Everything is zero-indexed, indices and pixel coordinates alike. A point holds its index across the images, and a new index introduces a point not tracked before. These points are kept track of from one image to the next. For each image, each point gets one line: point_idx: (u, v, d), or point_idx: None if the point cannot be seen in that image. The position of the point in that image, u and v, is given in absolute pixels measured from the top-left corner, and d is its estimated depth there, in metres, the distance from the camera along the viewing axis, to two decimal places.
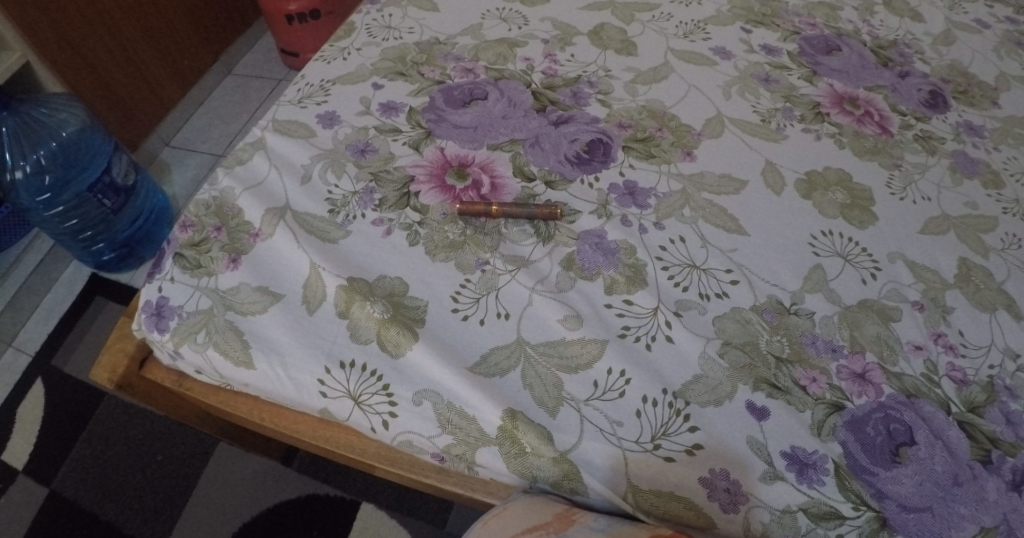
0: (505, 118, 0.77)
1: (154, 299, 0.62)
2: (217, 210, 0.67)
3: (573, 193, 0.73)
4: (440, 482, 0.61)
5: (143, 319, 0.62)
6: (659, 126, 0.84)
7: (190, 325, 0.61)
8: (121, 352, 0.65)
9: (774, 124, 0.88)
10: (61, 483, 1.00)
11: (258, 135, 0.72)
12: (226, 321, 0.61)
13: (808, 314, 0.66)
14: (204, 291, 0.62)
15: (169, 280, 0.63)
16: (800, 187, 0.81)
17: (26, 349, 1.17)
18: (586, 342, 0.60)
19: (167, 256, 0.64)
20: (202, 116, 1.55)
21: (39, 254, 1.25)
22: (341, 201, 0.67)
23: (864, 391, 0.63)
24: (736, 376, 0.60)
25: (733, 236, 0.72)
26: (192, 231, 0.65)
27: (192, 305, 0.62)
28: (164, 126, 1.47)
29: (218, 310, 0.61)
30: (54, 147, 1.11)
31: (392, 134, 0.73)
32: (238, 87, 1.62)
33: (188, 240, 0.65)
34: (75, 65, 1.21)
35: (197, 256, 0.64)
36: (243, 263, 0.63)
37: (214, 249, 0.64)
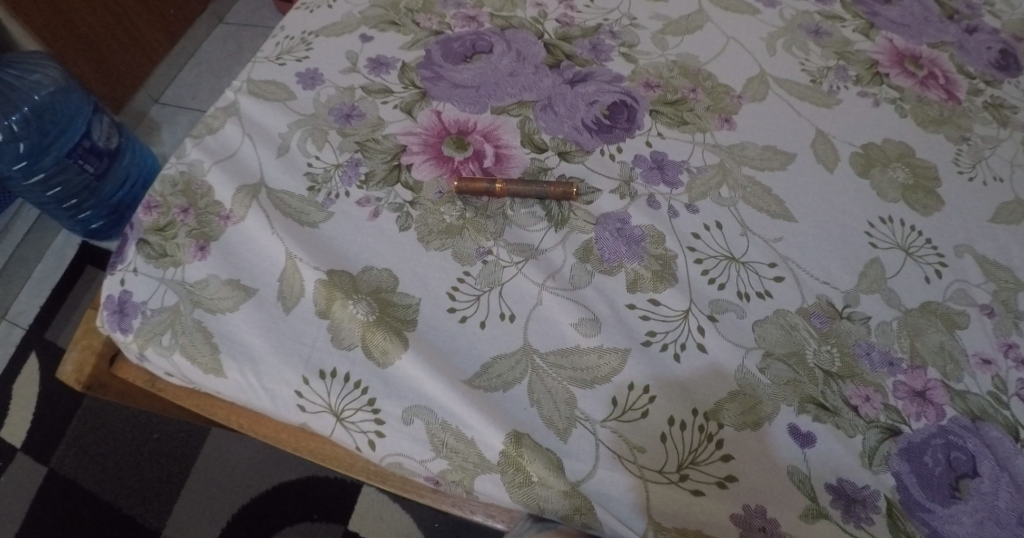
0: (512, 76, 0.66)
1: (115, 294, 0.53)
2: (185, 188, 0.57)
3: (591, 167, 0.63)
4: (435, 502, 0.54)
5: (105, 317, 0.53)
6: (692, 86, 0.72)
7: (154, 325, 0.52)
8: (88, 349, 0.57)
9: (826, 86, 0.76)
10: (60, 461, 0.96)
11: (231, 99, 0.62)
12: (194, 321, 0.52)
13: (862, 319, 0.57)
14: (171, 285, 0.53)
15: (132, 272, 0.54)
16: (855, 162, 0.70)
17: (20, 321, 1.07)
18: (604, 351, 0.51)
19: (130, 243, 0.55)
20: (192, 70, 1.42)
21: (27, 223, 1.12)
22: (321, 175, 0.57)
23: (923, 413, 0.54)
24: (779, 395, 0.52)
25: (778, 222, 0.62)
26: (157, 213, 0.56)
27: (157, 301, 0.53)
28: (152, 82, 1.34)
29: (185, 307, 0.53)
30: (26, 111, 0.97)
31: (381, 96, 0.62)
32: (230, 39, 1.48)
33: (153, 224, 0.56)
34: (56, 25, 1.07)
35: (163, 243, 0.55)
36: (213, 251, 0.54)
37: (181, 235, 0.55)
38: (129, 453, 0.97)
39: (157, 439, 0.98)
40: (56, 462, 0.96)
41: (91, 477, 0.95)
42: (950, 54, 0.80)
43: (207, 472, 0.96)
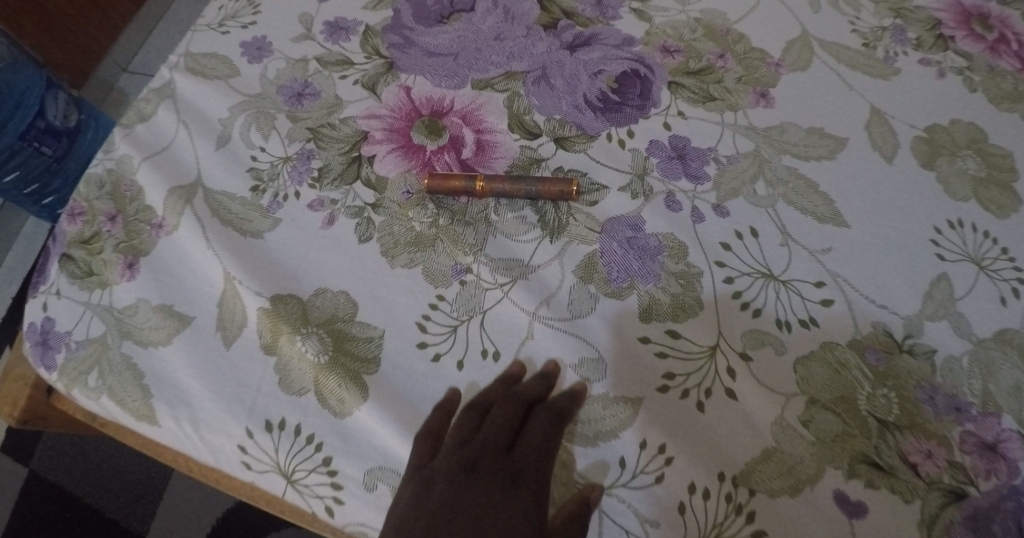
0: (497, 40, 0.55)
1: (37, 322, 0.45)
2: (112, 191, 0.47)
3: (595, 156, 0.52)
4: None
5: (28, 350, 0.45)
6: (720, 52, 0.60)
7: (79, 361, 0.44)
8: (20, 381, 0.48)
9: (881, 50, 0.63)
10: (39, 463, 0.88)
11: (167, 77, 0.51)
12: (123, 356, 0.44)
13: (926, 354, 0.47)
14: (97, 311, 0.45)
15: (54, 295, 0.45)
16: (917, 149, 0.58)
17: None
18: (610, 401, 0.42)
19: (53, 259, 0.46)
20: (163, 34, 1.10)
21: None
22: (267, 172, 0.47)
23: (994, 471, 0.44)
24: (823, 455, 0.42)
25: (825, 227, 0.51)
26: (82, 222, 0.47)
27: (83, 331, 0.44)
28: (118, 46, 1.04)
29: (114, 339, 0.44)
30: None
31: (339, 68, 0.51)
32: None
33: (77, 235, 0.46)
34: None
35: (88, 259, 0.46)
36: (143, 270, 0.45)
37: (107, 249, 0.46)
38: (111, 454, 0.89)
39: None
40: (35, 463, 0.88)
41: (71, 479, 0.87)
42: None
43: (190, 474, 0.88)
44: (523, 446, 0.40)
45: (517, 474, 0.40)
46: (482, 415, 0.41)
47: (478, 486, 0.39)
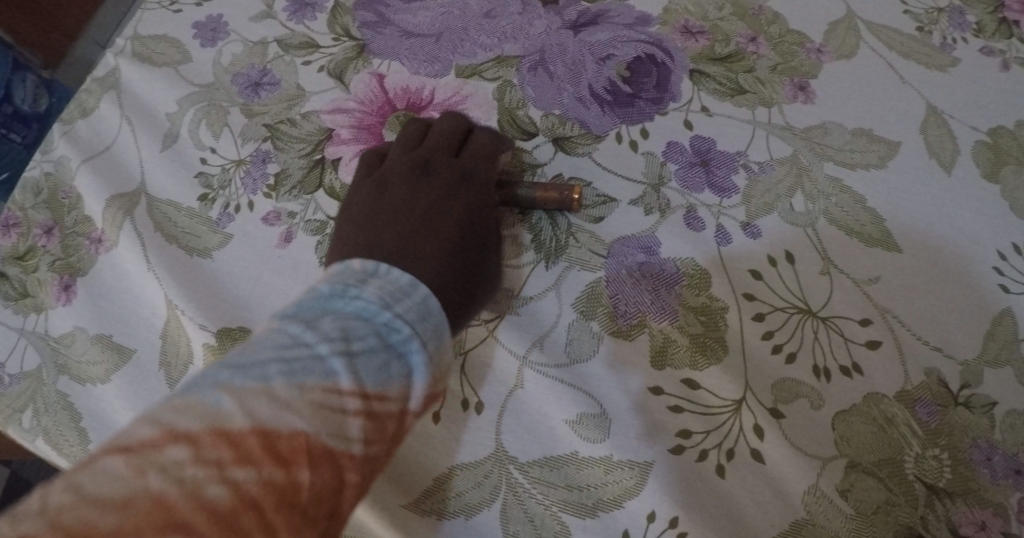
0: (489, 18, 0.47)
1: None
2: (49, 198, 0.41)
3: (603, 163, 0.44)
4: None
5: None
6: (752, 35, 0.52)
7: (12, 398, 0.38)
8: None
9: (938, 36, 0.54)
10: None
11: (111, 64, 0.44)
12: (58, 394, 0.38)
13: (985, 407, 0.40)
14: (31, 338, 0.39)
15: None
16: (981, 155, 0.50)
17: None
18: (615, 464, 0.36)
19: None
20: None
21: None
22: (218, 178, 0.40)
23: None
24: (863, 531, 0.36)
25: (871, 252, 0.44)
26: (17, 235, 0.41)
27: (16, 363, 0.39)
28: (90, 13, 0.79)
29: (49, 373, 0.38)
30: None
31: (303, 51, 0.44)
32: None
33: (12, 251, 0.40)
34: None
35: (23, 277, 0.40)
36: (79, 292, 0.39)
37: (42, 267, 0.40)
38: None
39: None
40: None
41: None
42: None
43: None
44: (471, 150, 0.41)
45: (470, 172, 0.40)
46: (426, 129, 0.42)
47: (432, 182, 0.40)
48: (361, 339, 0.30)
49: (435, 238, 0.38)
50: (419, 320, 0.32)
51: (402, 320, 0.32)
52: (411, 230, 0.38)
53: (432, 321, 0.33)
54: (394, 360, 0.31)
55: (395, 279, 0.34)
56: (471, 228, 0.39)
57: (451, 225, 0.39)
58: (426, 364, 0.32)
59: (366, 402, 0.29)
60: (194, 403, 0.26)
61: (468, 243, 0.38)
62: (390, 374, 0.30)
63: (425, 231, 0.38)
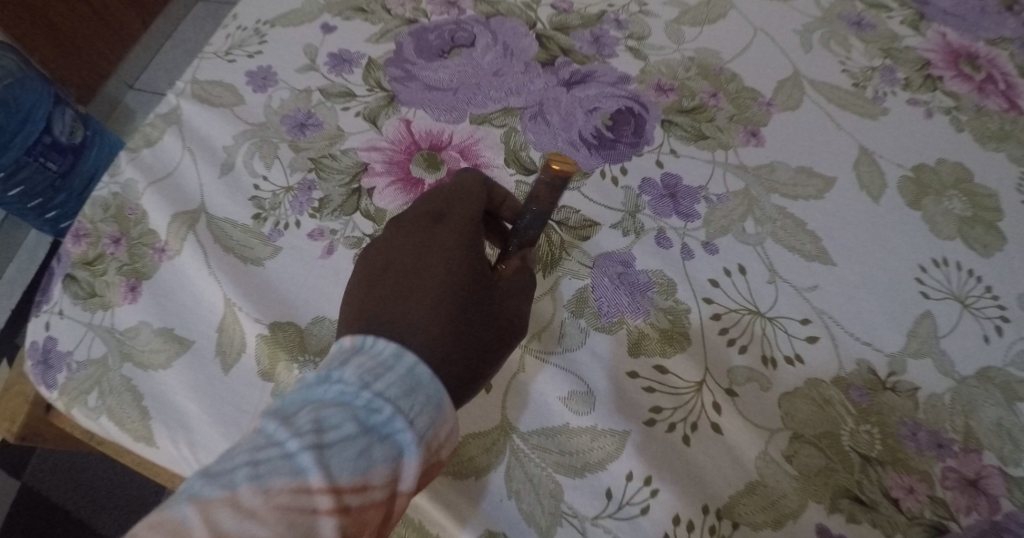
0: (497, 76, 0.57)
1: (39, 340, 0.46)
2: (117, 213, 0.49)
3: (589, 194, 0.53)
4: None
5: (29, 368, 0.46)
6: (713, 91, 0.62)
7: (79, 382, 0.45)
8: (20, 396, 0.49)
9: (870, 90, 0.67)
10: (34, 476, 0.90)
11: (173, 103, 0.53)
12: (123, 377, 0.45)
13: (909, 391, 0.48)
14: (98, 332, 0.46)
15: (56, 314, 0.46)
16: (905, 188, 0.60)
17: None
18: (599, 432, 0.43)
19: (56, 279, 0.48)
20: (171, 53, 1.25)
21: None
22: (270, 201, 0.49)
23: (974, 505, 0.46)
24: (808, 489, 0.43)
25: (812, 265, 0.53)
26: (87, 244, 0.48)
27: (83, 351, 0.46)
28: (124, 66, 1.19)
29: (114, 361, 0.45)
30: None
31: (342, 100, 0.53)
32: (210, 15, 1.27)
33: (82, 257, 0.48)
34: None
35: (92, 280, 0.47)
36: (145, 293, 0.47)
37: (111, 272, 0.47)
38: (100, 469, 0.91)
39: None
40: (29, 476, 0.90)
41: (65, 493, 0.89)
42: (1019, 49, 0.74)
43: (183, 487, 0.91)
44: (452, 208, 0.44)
45: (452, 223, 0.43)
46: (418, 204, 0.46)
47: (418, 243, 0.43)
48: (340, 428, 0.34)
49: (423, 293, 0.40)
50: (403, 396, 0.35)
51: (383, 398, 0.35)
52: (401, 292, 0.40)
53: (419, 393, 0.36)
54: (375, 444, 0.34)
55: (380, 353, 0.37)
56: (459, 277, 0.41)
57: (439, 278, 0.41)
58: (410, 444, 0.35)
59: (340, 496, 0.33)
60: (167, 518, 0.30)
61: (457, 291, 0.41)
62: (369, 462, 0.34)
63: (415, 285, 0.41)
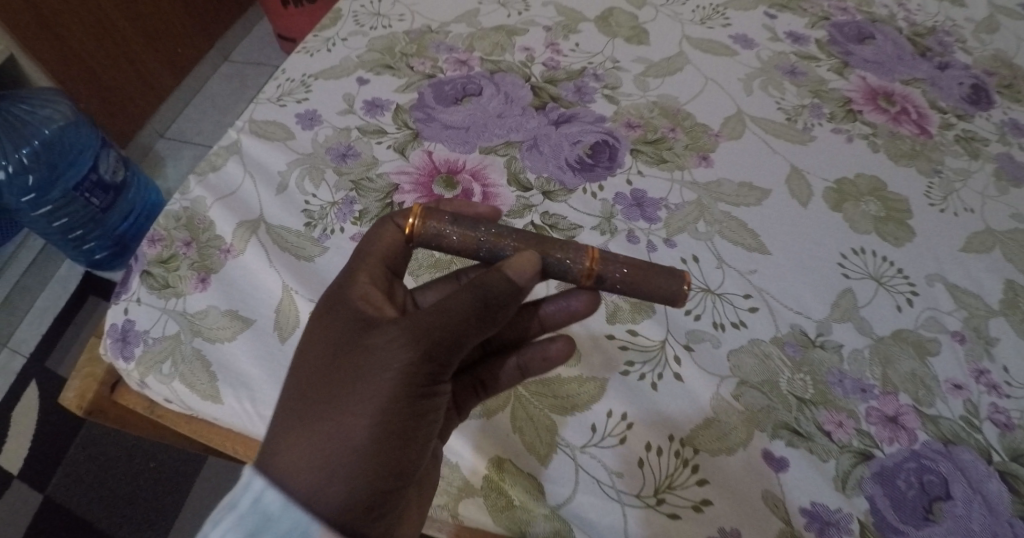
0: (500, 117, 0.71)
1: (119, 323, 0.57)
2: (187, 223, 0.61)
3: (573, 204, 0.66)
4: None
5: (108, 345, 0.57)
6: (672, 126, 0.77)
7: (155, 353, 0.56)
8: (91, 378, 0.60)
9: (801, 123, 0.82)
10: (55, 490, 1.01)
11: (234, 137, 0.66)
12: (193, 349, 0.56)
13: (835, 347, 0.60)
14: (172, 315, 0.57)
15: (135, 302, 0.58)
16: (829, 197, 0.73)
17: (21, 349, 1.14)
18: (585, 381, 0.54)
19: (134, 275, 0.59)
20: (199, 104, 1.49)
21: (32, 252, 1.21)
22: (318, 212, 0.61)
23: (895, 437, 0.56)
24: (752, 421, 0.54)
25: (753, 255, 0.65)
26: (161, 246, 0.60)
27: (159, 330, 0.57)
28: (156, 119, 1.39)
29: (185, 337, 0.56)
30: (37, 145, 1.05)
31: (376, 136, 0.67)
32: (234, 78, 1.53)
33: (156, 256, 0.60)
34: (26, 13, 1.04)
35: (166, 275, 0.59)
36: (213, 283, 0.58)
37: (183, 267, 0.59)
38: (122, 483, 1.02)
39: (154, 467, 1.04)
40: (52, 489, 1.01)
41: (86, 506, 1.00)
42: (928, 88, 0.92)
43: (201, 497, 1.02)
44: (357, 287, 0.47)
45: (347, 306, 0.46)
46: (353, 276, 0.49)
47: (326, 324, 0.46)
48: None
49: (309, 389, 0.43)
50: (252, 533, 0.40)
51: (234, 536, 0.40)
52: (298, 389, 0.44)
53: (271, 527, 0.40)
54: None
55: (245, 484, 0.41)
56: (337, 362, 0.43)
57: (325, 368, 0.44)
58: None
59: None
60: None
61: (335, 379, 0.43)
62: None
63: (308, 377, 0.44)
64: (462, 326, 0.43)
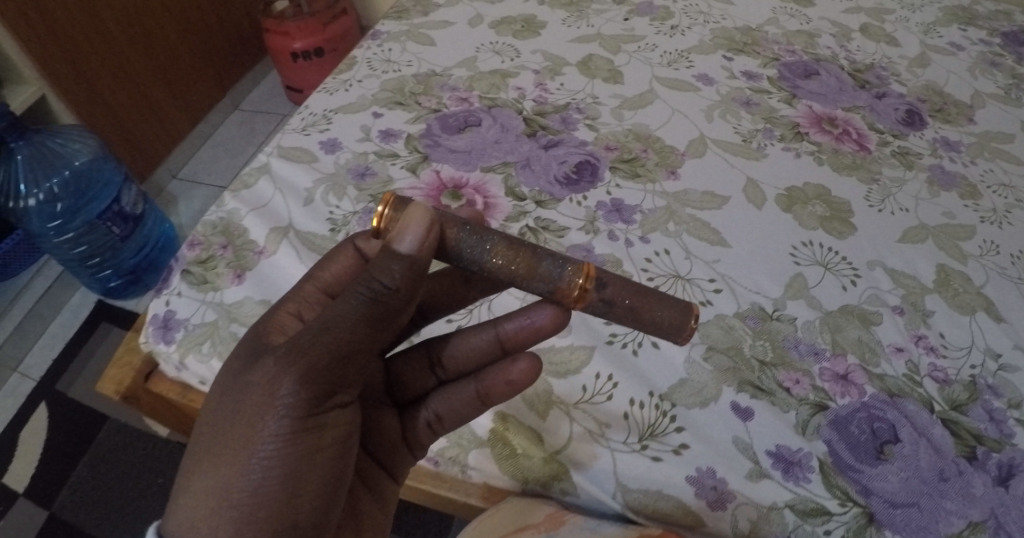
0: (497, 143, 0.84)
1: (162, 312, 0.68)
2: (224, 229, 0.73)
3: (562, 211, 0.77)
4: (434, 486, 0.65)
5: (151, 331, 0.67)
6: (644, 148, 0.89)
7: (195, 337, 0.66)
8: (129, 366, 0.71)
9: (755, 144, 0.93)
10: (61, 506, 1.08)
11: (264, 161, 0.80)
12: (231, 333, 0.66)
13: (790, 319, 0.69)
14: (210, 305, 0.68)
15: (176, 295, 0.69)
16: (780, 201, 0.85)
17: (31, 374, 1.23)
18: (577, 349, 0.63)
19: (175, 273, 0.71)
20: (211, 148, 1.60)
21: (47, 280, 1.32)
22: (341, 220, 0.74)
23: (846, 391, 0.65)
24: (720, 379, 0.63)
25: (715, 247, 0.76)
26: (200, 249, 0.72)
27: (199, 318, 0.67)
28: (170, 161, 1.51)
29: (223, 322, 0.66)
30: (67, 176, 1.17)
31: (390, 159, 0.81)
32: (244, 123, 1.66)
33: (196, 257, 0.71)
34: (60, 61, 1.19)
35: (204, 272, 0.70)
36: (247, 278, 0.69)
37: (220, 266, 0.70)
38: (128, 500, 1.08)
39: (161, 483, 1.10)
40: (57, 506, 1.08)
41: (92, 521, 1.07)
42: (868, 113, 1.02)
43: None
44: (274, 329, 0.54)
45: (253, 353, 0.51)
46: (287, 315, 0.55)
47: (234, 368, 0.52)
48: None
49: (213, 435, 0.50)
50: None
51: None
52: (207, 434, 0.50)
53: None
54: None
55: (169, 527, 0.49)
56: (234, 408, 0.49)
57: (225, 414, 0.49)
58: None
59: None
60: None
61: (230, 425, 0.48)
62: None
63: (214, 422, 0.50)
64: (348, 339, 0.47)
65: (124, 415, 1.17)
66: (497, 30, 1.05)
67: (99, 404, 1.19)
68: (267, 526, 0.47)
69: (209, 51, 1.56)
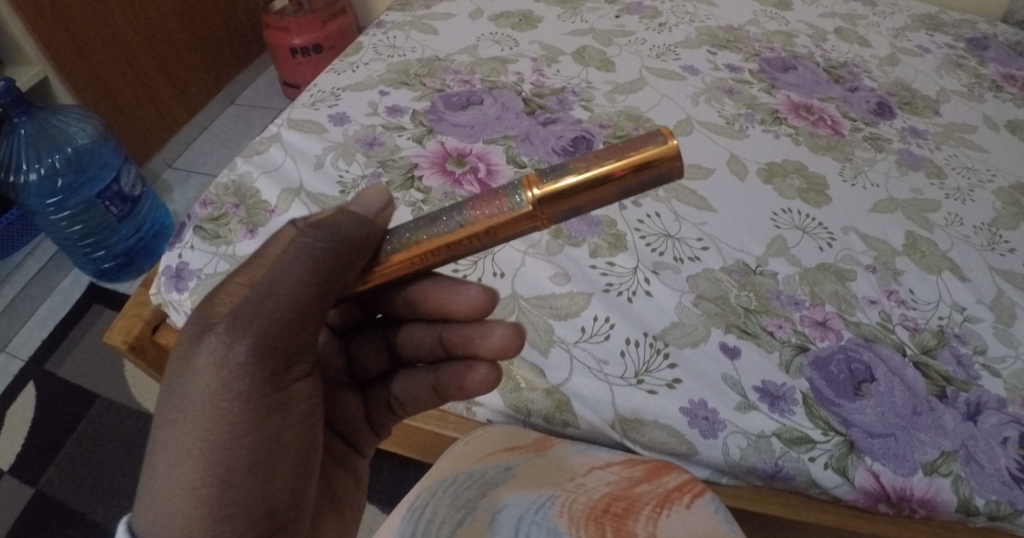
0: (498, 119, 0.89)
1: (174, 264, 0.71)
2: (236, 190, 0.77)
3: None
4: (439, 427, 0.70)
5: (164, 281, 0.71)
6: (635, 126, 0.94)
7: (208, 285, 0.69)
8: (138, 319, 0.74)
9: (738, 126, 0.99)
10: (47, 483, 1.09)
11: (275, 131, 0.84)
12: None
13: (772, 274, 0.75)
14: (223, 257, 0.71)
15: (189, 248, 0.72)
16: (761, 174, 0.90)
17: (20, 353, 1.25)
18: (577, 296, 0.69)
19: (187, 229, 0.74)
20: (205, 139, 1.63)
21: (39, 262, 1.33)
22: (351, 182, 0.78)
23: (825, 336, 0.70)
24: (709, 322, 0.68)
25: (702, 212, 0.80)
26: (212, 207, 0.76)
27: (211, 268, 0.70)
28: (165, 150, 1.53)
29: None
30: (69, 153, 1.20)
31: (397, 131, 0.85)
32: (240, 117, 1.70)
33: (209, 215, 0.75)
34: (64, 42, 1.23)
35: (216, 228, 0.74)
36: (260, 233, 0.73)
37: (233, 222, 0.74)
38: (117, 475, 1.09)
39: None
40: (43, 483, 1.09)
41: (80, 499, 1.07)
42: (841, 103, 1.09)
43: None
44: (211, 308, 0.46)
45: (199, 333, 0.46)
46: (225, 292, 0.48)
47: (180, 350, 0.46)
48: None
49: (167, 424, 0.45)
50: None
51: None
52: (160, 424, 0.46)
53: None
54: None
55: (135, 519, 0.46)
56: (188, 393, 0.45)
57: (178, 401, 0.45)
58: None
59: None
60: None
61: (188, 413, 0.45)
62: None
63: (167, 410, 0.46)
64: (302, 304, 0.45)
65: (114, 395, 1.19)
66: (496, 23, 1.11)
67: (90, 383, 1.20)
68: (243, 510, 0.45)
69: (208, 44, 1.60)
